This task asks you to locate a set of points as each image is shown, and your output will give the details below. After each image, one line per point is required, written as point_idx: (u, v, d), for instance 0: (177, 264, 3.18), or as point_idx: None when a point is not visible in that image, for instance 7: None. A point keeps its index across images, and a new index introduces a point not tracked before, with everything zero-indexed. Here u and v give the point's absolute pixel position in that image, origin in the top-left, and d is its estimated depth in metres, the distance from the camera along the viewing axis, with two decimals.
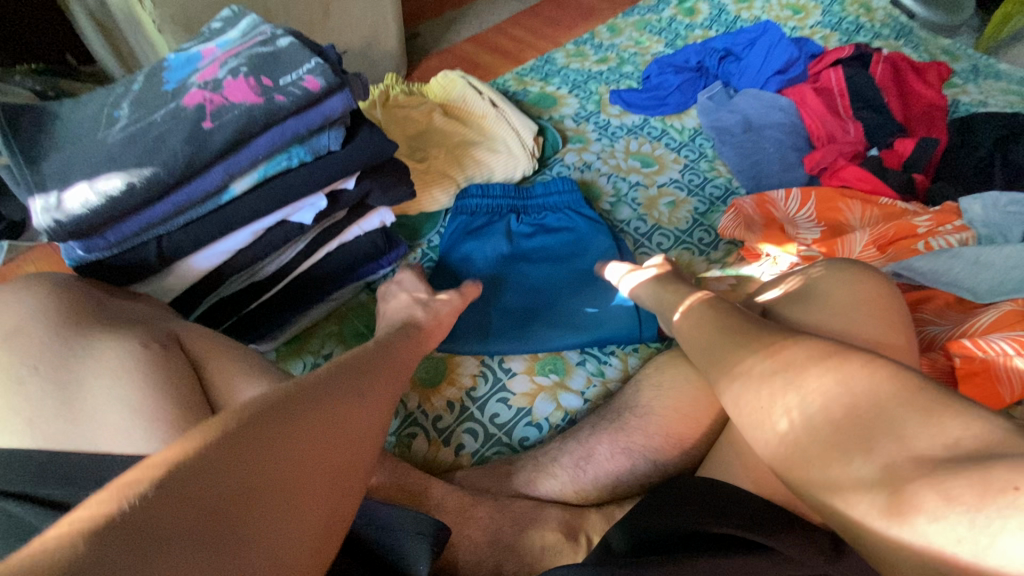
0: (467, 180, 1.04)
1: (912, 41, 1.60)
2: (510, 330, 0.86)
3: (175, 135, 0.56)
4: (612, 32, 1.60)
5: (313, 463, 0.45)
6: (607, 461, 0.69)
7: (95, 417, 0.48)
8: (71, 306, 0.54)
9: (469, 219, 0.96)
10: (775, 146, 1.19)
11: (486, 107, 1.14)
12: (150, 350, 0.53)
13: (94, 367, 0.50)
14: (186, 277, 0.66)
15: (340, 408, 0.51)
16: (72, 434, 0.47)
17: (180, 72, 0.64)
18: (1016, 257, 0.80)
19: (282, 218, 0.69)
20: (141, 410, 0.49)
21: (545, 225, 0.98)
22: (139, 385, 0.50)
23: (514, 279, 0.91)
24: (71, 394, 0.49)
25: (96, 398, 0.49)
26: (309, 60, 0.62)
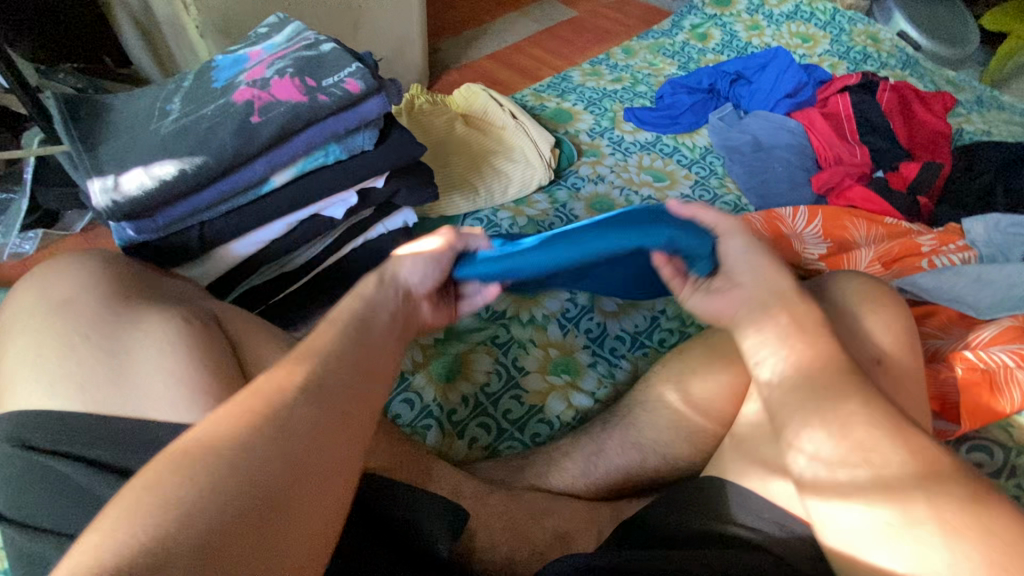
0: (486, 187, 1.08)
1: (917, 72, 1.66)
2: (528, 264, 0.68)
3: (225, 128, 0.60)
4: (627, 53, 1.65)
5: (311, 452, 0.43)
6: (617, 456, 0.71)
7: (139, 385, 0.51)
8: (120, 283, 0.58)
9: None
10: (783, 165, 1.23)
11: (505, 119, 1.18)
12: (192, 327, 0.56)
13: (144, 337, 0.53)
14: (223, 262, 0.70)
15: (338, 387, 0.48)
16: (117, 399, 0.50)
17: (229, 71, 0.69)
18: (1015, 277, 0.84)
19: (315, 212, 0.73)
20: (185, 379, 0.51)
21: None
22: (182, 357, 0.53)
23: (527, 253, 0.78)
24: (117, 362, 0.52)
25: (143, 365, 0.51)
26: (350, 65, 0.67)
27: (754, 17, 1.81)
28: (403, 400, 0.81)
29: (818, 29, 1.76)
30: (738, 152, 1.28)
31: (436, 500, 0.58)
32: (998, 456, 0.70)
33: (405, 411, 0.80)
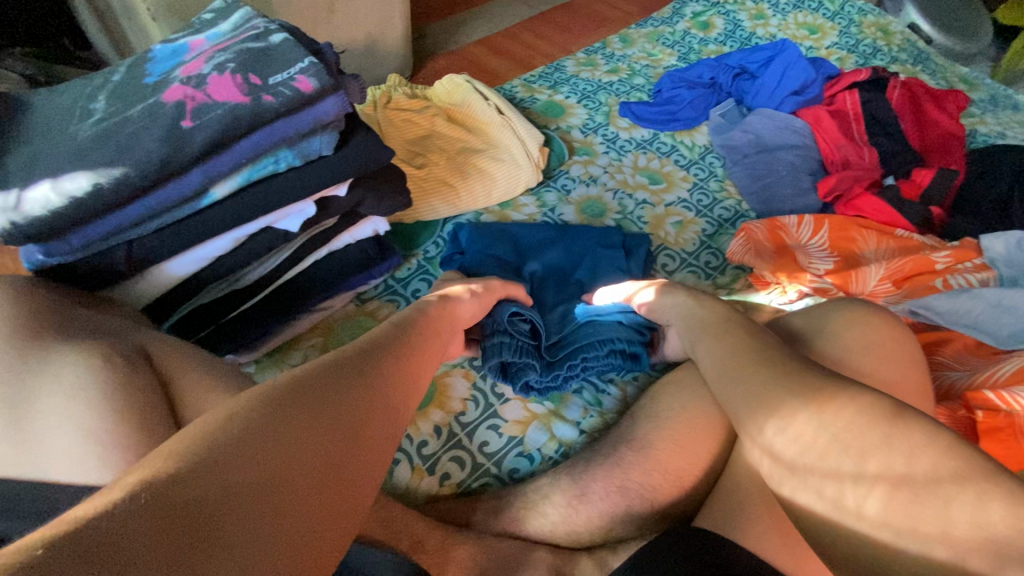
0: (468, 190, 1.00)
1: (929, 68, 1.57)
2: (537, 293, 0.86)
3: (150, 134, 0.52)
4: (624, 42, 1.56)
5: (337, 454, 0.42)
6: (600, 500, 0.64)
7: (43, 444, 0.44)
8: (29, 318, 0.50)
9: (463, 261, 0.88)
10: (788, 168, 1.15)
11: (491, 114, 1.09)
12: (110, 368, 0.48)
13: (49, 384, 0.46)
14: (161, 283, 0.62)
15: (365, 396, 0.47)
16: (17, 462, 0.44)
17: (165, 65, 0.60)
18: None
19: (267, 225, 0.65)
20: (96, 434, 0.44)
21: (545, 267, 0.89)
22: (95, 407, 0.46)
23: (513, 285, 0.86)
24: (21, 415, 0.45)
25: (49, 420, 0.45)
26: (303, 59, 0.58)
27: (759, 5, 1.71)
28: None
29: (826, 20, 1.67)
30: (740, 153, 1.20)
31: (397, 566, 0.51)
32: None
33: None
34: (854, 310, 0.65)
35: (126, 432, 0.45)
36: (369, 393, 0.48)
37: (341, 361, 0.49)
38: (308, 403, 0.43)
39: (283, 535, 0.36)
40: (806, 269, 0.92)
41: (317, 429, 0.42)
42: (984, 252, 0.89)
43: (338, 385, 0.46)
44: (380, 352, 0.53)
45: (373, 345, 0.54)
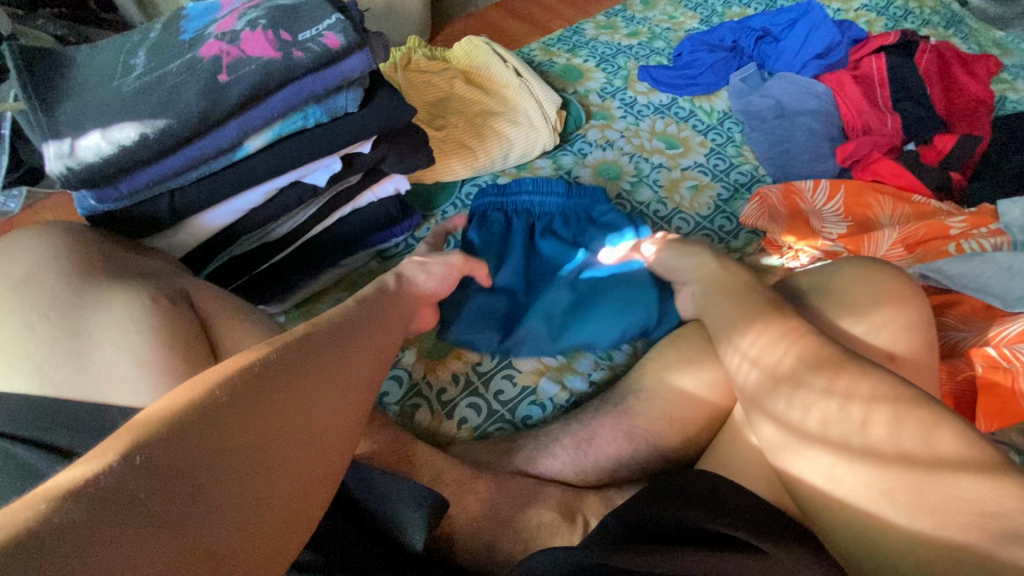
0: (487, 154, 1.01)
1: (961, 32, 1.52)
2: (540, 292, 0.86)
3: (190, 87, 0.55)
4: (645, 4, 1.53)
5: (310, 422, 0.47)
6: (608, 444, 0.68)
7: (103, 370, 0.49)
8: (84, 260, 0.54)
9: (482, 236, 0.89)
10: (806, 134, 1.14)
11: (509, 76, 1.10)
12: (159, 304, 0.53)
13: (104, 317, 0.51)
14: (201, 231, 0.67)
15: (337, 363, 0.52)
16: (82, 384, 0.48)
17: (199, 22, 0.62)
18: None
19: (296, 179, 0.68)
20: (149, 363, 0.49)
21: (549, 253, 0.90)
22: (147, 338, 0.50)
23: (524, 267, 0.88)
24: (82, 343, 0.50)
25: (105, 349, 0.49)
26: (330, 17, 0.60)
27: None
28: (393, 377, 0.79)
29: None
30: (759, 118, 1.19)
31: (413, 490, 0.55)
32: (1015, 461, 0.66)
33: (394, 388, 0.78)
34: (860, 267, 0.67)
35: (175, 362, 0.50)
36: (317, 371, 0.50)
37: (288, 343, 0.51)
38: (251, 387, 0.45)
39: (262, 495, 0.42)
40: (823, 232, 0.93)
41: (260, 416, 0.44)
42: (1000, 217, 0.89)
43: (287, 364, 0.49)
44: (326, 331, 0.54)
45: (326, 326, 0.55)
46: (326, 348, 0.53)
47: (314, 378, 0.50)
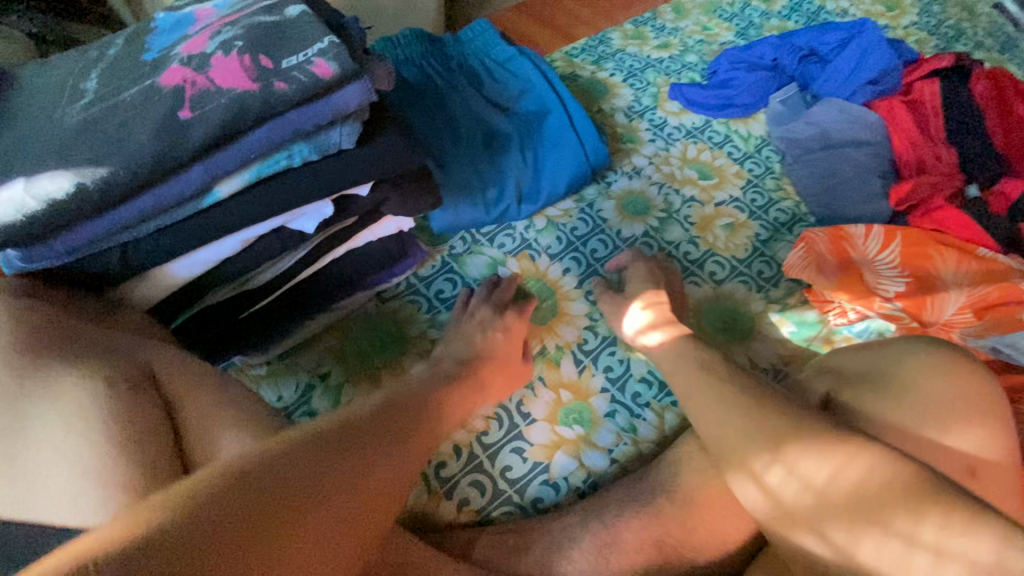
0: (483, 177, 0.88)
1: (1018, 57, 1.40)
2: (546, 135, 0.94)
3: (143, 124, 0.45)
4: (677, 14, 1.42)
5: (346, 518, 0.46)
6: (634, 552, 0.58)
7: (38, 482, 0.42)
8: (34, 334, 0.46)
9: (488, 75, 0.98)
10: (855, 168, 1.03)
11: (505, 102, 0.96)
12: (116, 391, 0.45)
13: (47, 409, 0.43)
14: (165, 283, 0.57)
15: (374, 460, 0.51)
16: (13, 497, 0.42)
17: (167, 38, 0.52)
18: None
19: (279, 225, 0.58)
20: (90, 475, 0.42)
21: (557, 128, 0.94)
22: (95, 443, 0.43)
23: (533, 117, 0.95)
24: (17, 448, 0.43)
25: (47, 454, 0.42)
26: (322, 39, 0.49)
27: None
28: None
29: None
30: (803, 148, 1.08)
31: None
32: None
33: None
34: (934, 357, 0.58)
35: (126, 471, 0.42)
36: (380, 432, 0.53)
37: (351, 422, 0.52)
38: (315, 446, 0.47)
39: None
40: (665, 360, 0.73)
41: (323, 470, 0.46)
42: None
43: (348, 440, 0.50)
44: (392, 412, 0.56)
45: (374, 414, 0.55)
46: (382, 427, 0.54)
47: (378, 453, 0.51)
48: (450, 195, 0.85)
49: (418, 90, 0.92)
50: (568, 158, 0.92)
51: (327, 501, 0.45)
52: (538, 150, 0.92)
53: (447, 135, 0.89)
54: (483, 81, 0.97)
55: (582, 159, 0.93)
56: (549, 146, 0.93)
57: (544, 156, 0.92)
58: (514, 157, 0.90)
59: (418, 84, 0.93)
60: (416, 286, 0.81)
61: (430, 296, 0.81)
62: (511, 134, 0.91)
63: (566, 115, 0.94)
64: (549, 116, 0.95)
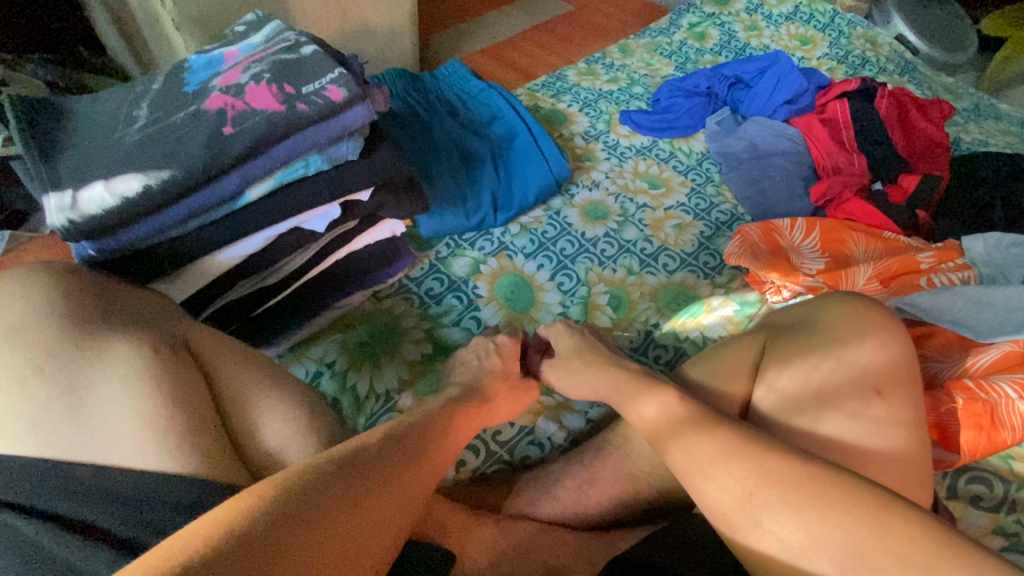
0: (463, 191, 1.01)
1: (915, 78, 1.64)
2: (515, 153, 1.08)
3: (195, 139, 0.56)
4: (623, 52, 1.62)
5: (369, 540, 0.48)
6: (609, 485, 0.68)
7: (102, 425, 0.48)
8: (85, 315, 0.53)
9: (461, 105, 1.13)
10: (781, 174, 1.20)
11: (478, 127, 1.11)
12: (162, 356, 0.53)
13: (106, 371, 0.50)
14: (200, 275, 0.66)
15: (393, 484, 0.53)
16: (77, 442, 0.48)
17: (202, 75, 0.64)
18: (1017, 299, 0.81)
19: (295, 225, 0.69)
20: (152, 421, 0.49)
21: (524, 148, 1.09)
22: (152, 394, 0.50)
23: (503, 139, 1.10)
24: (79, 402, 0.49)
25: (110, 404, 0.49)
26: (333, 71, 0.62)
27: (752, 17, 1.78)
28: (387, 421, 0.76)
29: (817, 32, 1.74)
30: (736, 159, 1.25)
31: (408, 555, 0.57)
32: (999, 487, 0.67)
33: None
34: (842, 304, 0.68)
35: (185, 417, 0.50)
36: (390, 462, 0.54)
37: (357, 451, 0.52)
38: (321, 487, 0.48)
39: None
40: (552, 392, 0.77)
41: (329, 503, 0.47)
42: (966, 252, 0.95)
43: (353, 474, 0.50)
44: (408, 435, 0.58)
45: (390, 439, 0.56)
46: (389, 454, 0.54)
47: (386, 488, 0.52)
48: (435, 205, 0.98)
49: (401, 117, 1.06)
50: (535, 171, 1.06)
51: (350, 530, 0.47)
52: (508, 166, 1.07)
53: (430, 155, 1.02)
54: (456, 110, 1.12)
55: (548, 171, 1.07)
56: (518, 162, 1.07)
57: (514, 172, 1.07)
58: (487, 172, 1.04)
59: (401, 112, 1.07)
60: (409, 286, 0.92)
61: (421, 293, 0.92)
62: (484, 153, 1.06)
63: (530, 137, 1.10)
64: (516, 138, 1.10)
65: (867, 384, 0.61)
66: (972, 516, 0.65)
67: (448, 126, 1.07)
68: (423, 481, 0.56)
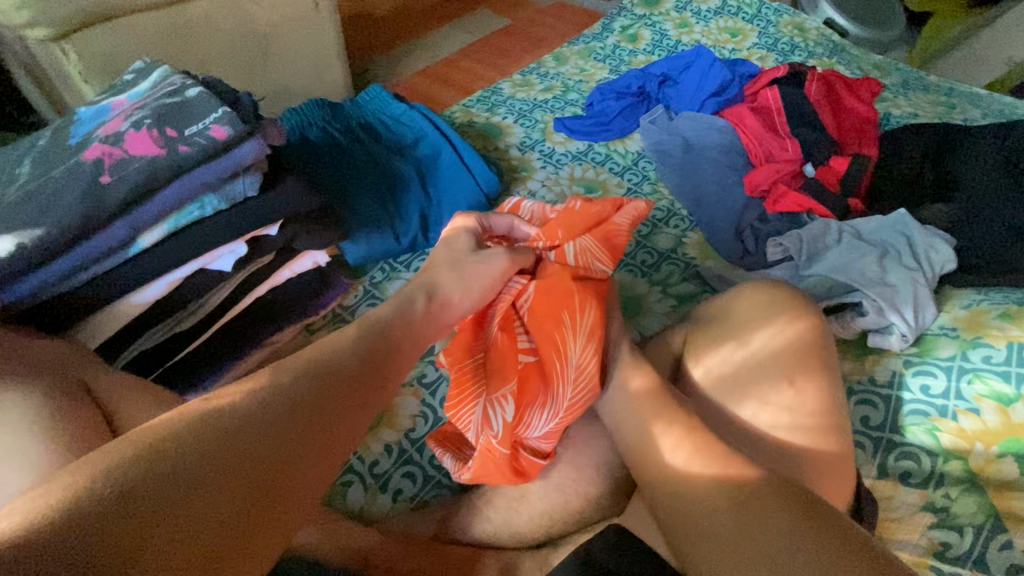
0: (393, 210, 1.00)
1: (844, 59, 1.67)
2: (443, 170, 1.08)
3: (72, 192, 0.57)
4: (557, 61, 1.64)
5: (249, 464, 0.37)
6: (540, 499, 0.65)
7: None
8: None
9: (386, 127, 1.14)
10: (713, 166, 1.21)
11: (405, 148, 1.11)
12: (57, 400, 0.51)
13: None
14: (118, 317, 0.66)
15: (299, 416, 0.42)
16: None
17: (88, 126, 0.64)
18: (904, 279, 0.84)
19: (200, 267, 0.68)
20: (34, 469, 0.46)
21: (450, 163, 1.09)
22: (40, 438, 0.48)
23: (430, 158, 1.10)
24: None
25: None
26: (216, 110, 0.63)
27: (682, 14, 1.81)
28: None
29: (746, 23, 1.77)
30: (670, 155, 1.26)
31: None
32: (926, 460, 0.66)
33: None
34: (758, 293, 0.68)
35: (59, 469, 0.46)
36: (290, 408, 0.42)
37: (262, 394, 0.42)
38: (169, 460, 0.35)
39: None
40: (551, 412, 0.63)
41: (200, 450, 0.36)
42: (854, 233, 0.95)
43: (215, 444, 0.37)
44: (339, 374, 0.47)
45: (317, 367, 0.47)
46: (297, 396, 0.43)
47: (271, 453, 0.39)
48: (361, 230, 0.96)
49: (323, 147, 1.05)
50: (467, 184, 1.06)
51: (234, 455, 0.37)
52: (436, 183, 1.06)
53: (356, 182, 1.01)
54: (383, 133, 1.12)
55: (477, 182, 1.07)
56: (448, 177, 1.07)
57: (443, 188, 1.06)
58: (415, 191, 1.03)
59: (324, 142, 1.07)
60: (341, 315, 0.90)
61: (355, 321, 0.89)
62: (411, 172, 1.05)
63: (457, 152, 1.10)
64: (442, 154, 1.10)
65: (781, 373, 0.60)
66: (902, 493, 0.64)
67: (373, 151, 1.07)
68: (354, 408, 0.46)
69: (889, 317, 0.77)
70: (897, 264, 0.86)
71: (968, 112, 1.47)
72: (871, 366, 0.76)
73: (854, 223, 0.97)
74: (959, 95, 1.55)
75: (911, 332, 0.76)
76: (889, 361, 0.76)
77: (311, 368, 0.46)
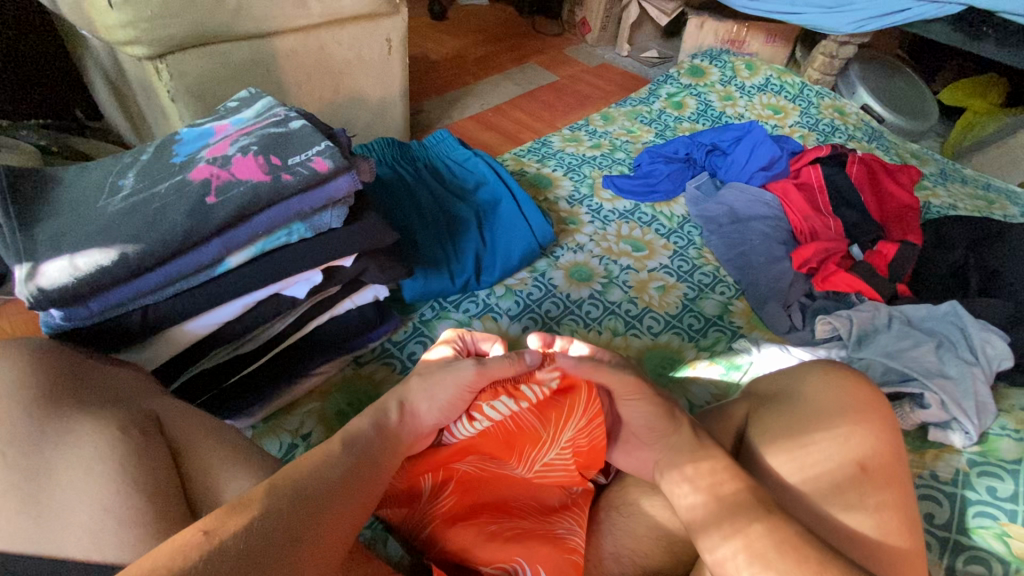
0: (450, 251, 1.02)
1: (883, 145, 1.72)
2: (498, 218, 1.11)
3: (177, 209, 0.59)
4: (605, 120, 1.70)
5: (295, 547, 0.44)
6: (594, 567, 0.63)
7: (61, 515, 0.45)
8: (52, 382, 0.52)
9: (446, 170, 1.18)
10: (760, 238, 1.22)
11: (462, 192, 1.14)
12: (128, 438, 0.49)
13: (66, 455, 0.47)
14: (179, 342, 0.66)
15: (331, 503, 0.50)
16: (37, 532, 0.44)
17: (191, 146, 0.67)
18: (964, 376, 0.83)
19: (275, 291, 0.69)
20: (113, 509, 0.45)
21: (504, 211, 1.11)
22: (115, 478, 0.46)
23: (486, 203, 1.13)
24: (39, 485, 0.46)
25: (67, 492, 0.45)
26: (319, 144, 0.66)
27: (727, 88, 1.88)
28: None
29: (788, 102, 1.84)
30: (716, 223, 1.28)
31: None
32: (997, 566, 0.64)
33: None
34: (827, 375, 0.68)
35: (137, 496, 0.46)
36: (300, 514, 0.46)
37: (309, 477, 0.50)
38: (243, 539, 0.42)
39: None
40: (553, 532, 0.60)
41: (268, 533, 0.44)
42: (904, 320, 0.95)
43: (274, 527, 0.44)
44: (362, 465, 0.55)
45: (350, 453, 0.56)
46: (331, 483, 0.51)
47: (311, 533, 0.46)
48: (419, 267, 0.97)
49: (386, 182, 1.08)
50: (524, 232, 1.08)
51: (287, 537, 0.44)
52: (492, 229, 1.09)
53: (416, 220, 1.03)
54: (442, 175, 1.16)
55: (531, 232, 1.09)
56: (504, 225, 1.09)
57: (497, 234, 1.08)
58: (471, 235, 1.05)
59: (387, 178, 1.10)
60: (391, 350, 0.89)
61: (404, 357, 0.88)
62: (468, 215, 1.08)
63: (514, 201, 1.13)
64: (499, 202, 1.13)
65: (851, 460, 0.59)
66: None
67: (433, 192, 1.11)
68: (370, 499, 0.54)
69: (952, 411, 0.76)
70: (953, 356, 0.87)
71: (1006, 209, 1.50)
72: (931, 460, 0.75)
73: (903, 309, 0.97)
74: (996, 190, 1.59)
75: (976, 432, 0.75)
76: (950, 458, 0.75)
77: (289, 488, 0.48)
